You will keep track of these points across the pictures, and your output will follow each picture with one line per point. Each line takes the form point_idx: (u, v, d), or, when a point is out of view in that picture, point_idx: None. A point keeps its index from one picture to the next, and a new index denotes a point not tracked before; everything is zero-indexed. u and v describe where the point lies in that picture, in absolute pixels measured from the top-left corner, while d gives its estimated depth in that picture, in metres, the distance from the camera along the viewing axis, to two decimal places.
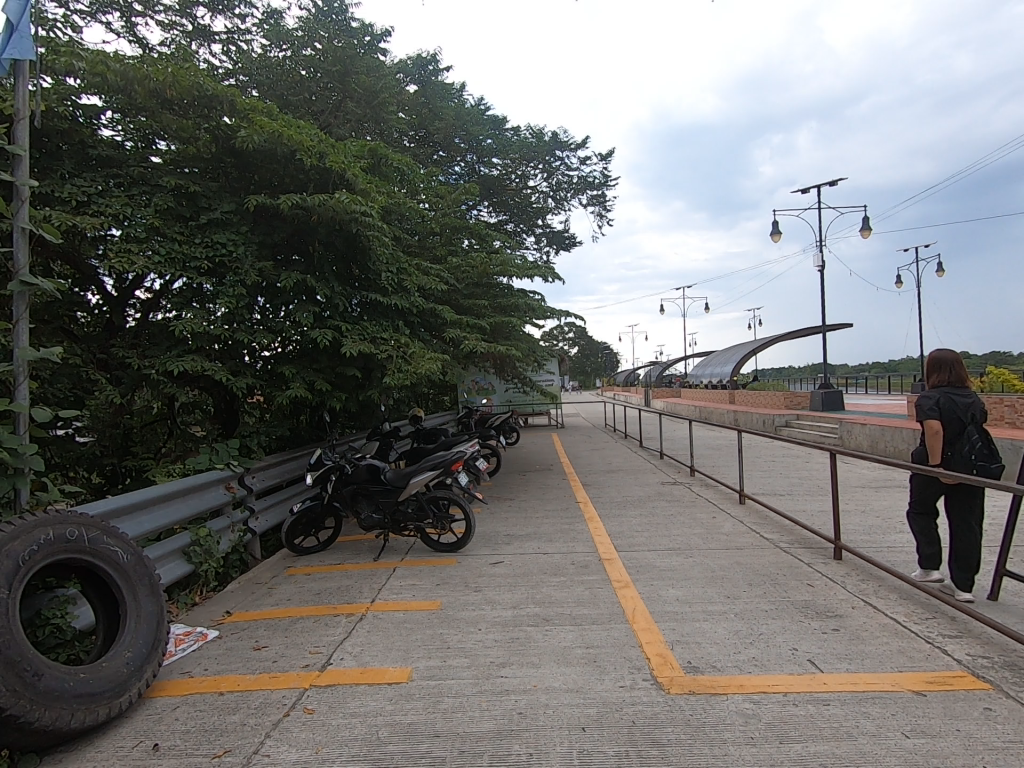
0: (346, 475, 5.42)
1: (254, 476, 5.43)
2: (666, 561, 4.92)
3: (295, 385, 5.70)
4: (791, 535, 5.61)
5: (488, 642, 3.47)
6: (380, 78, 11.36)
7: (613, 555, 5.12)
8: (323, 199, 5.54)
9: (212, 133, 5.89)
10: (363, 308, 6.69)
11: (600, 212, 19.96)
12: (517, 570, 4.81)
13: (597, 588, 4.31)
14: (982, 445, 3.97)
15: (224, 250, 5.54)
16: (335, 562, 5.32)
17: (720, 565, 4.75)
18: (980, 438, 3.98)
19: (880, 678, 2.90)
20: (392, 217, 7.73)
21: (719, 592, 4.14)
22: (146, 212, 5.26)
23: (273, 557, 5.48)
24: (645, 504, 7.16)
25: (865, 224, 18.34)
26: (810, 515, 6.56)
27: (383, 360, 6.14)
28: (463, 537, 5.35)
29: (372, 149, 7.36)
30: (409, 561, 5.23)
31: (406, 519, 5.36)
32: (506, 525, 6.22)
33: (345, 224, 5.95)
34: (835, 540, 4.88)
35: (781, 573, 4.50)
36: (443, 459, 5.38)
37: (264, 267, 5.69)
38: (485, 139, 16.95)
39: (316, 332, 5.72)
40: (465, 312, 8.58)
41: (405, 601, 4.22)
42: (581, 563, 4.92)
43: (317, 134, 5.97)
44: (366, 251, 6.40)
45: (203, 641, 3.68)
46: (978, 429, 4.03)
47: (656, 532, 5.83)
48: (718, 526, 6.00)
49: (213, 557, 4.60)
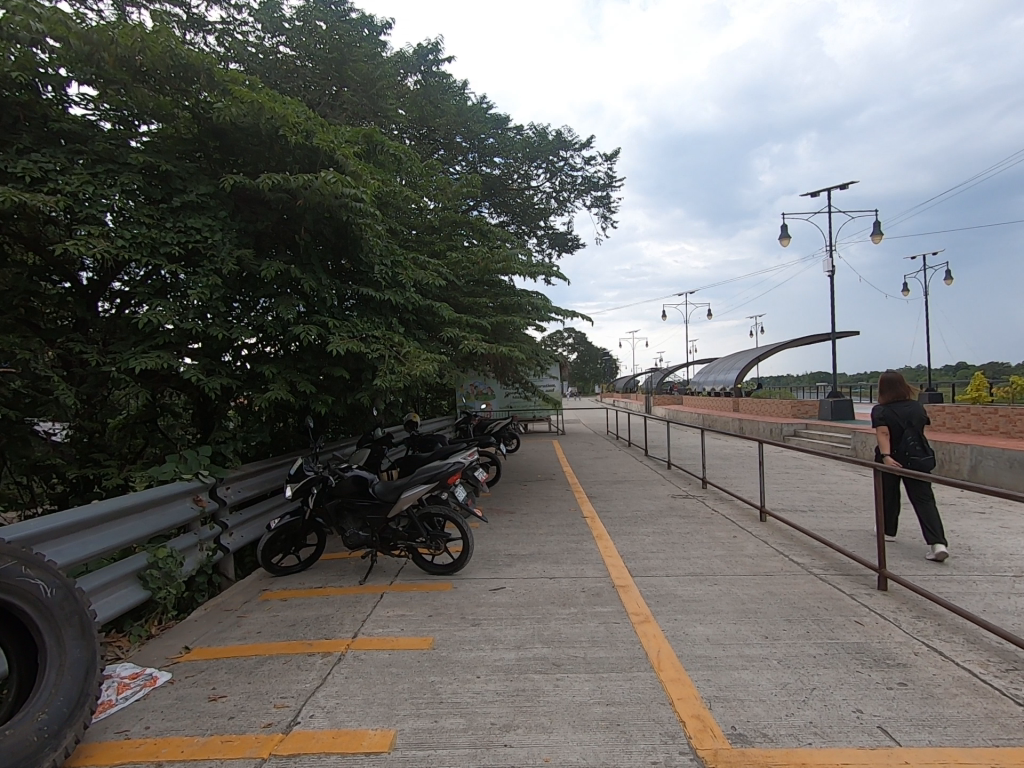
0: (330, 487, 4.85)
1: (226, 487, 4.88)
2: (689, 589, 4.37)
3: (276, 386, 5.13)
4: (824, 559, 5.05)
5: (490, 696, 2.90)
6: (379, 68, 10.85)
7: (628, 581, 4.56)
8: (308, 179, 4.98)
9: (191, 111, 5.39)
10: (354, 305, 6.14)
11: (604, 213, 19.48)
12: (520, 598, 4.25)
13: (614, 624, 3.76)
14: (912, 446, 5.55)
15: (199, 237, 4.97)
16: (317, 586, 4.74)
17: (752, 596, 4.19)
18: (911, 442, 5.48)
19: (974, 757, 2.34)
20: (389, 209, 7.21)
21: (754, 630, 3.58)
22: (113, 191, 4.71)
23: (248, 579, 4.91)
24: (658, 520, 6.60)
25: (876, 229, 17.75)
26: (839, 536, 6.01)
27: (374, 359, 5.58)
28: (460, 559, 4.78)
29: (367, 135, 6.86)
30: (399, 585, 4.66)
31: (397, 539, 4.79)
32: (508, 543, 5.67)
33: (335, 210, 5.41)
34: (879, 567, 4.32)
35: (823, 607, 3.94)
36: (438, 471, 4.79)
37: (244, 255, 5.15)
38: (486, 137, 16.50)
39: (300, 327, 5.17)
40: (466, 311, 8.05)
41: (392, 637, 3.65)
42: (593, 591, 4.36)
43: (305, 110, 5.45)
44: (358, 241, 5.87)
45: (150, 688, 3.13)
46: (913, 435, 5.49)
47: (673, 554, 5.28)
48: (741, 547, 5.44)
49: (174, 582, 4.03)
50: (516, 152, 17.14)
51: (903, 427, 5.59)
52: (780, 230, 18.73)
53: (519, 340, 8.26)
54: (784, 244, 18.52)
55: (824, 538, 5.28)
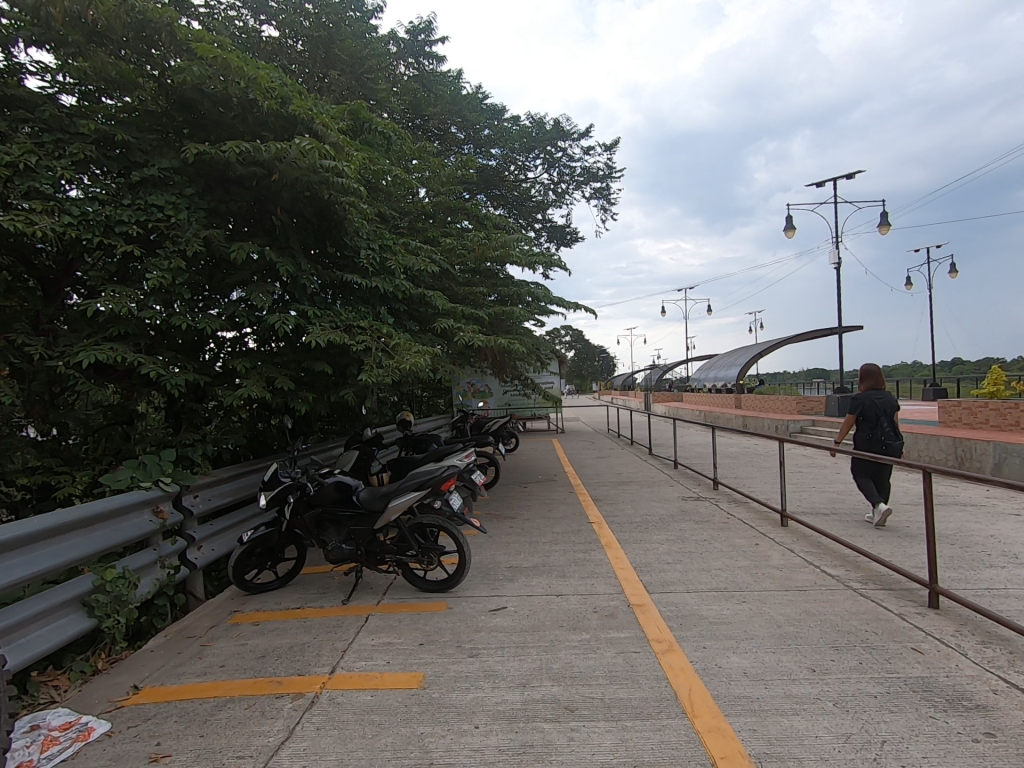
0: (309, 496, 4.32)
1: (192, 495, 4.34)
2: (715, 608, 3.86)
3: (249, 382, 4.57)
4: (860, 571, 4.55)
5: (492, 755, 2.39)
6: (368, 47, 10.25)
7: (645, 598, 4.05)
8: (282, 148, 4.43)
9: (158, 80, 4.86)
10: (339, 294, 5.60)
11: (604, 205, 18.95)
12: (524, 621, 3.73)
13: (633, 654, 3.25)
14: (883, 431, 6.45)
15: (161, 216, 4.43)
16: (295, 606, 4.22)
17: (788, 617, 3.69)
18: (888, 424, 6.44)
19: None
20: (378, 192, 6.69)
21: (799, 663, 3.08)
22: (60, 162, 4.15)
23: (218, 599, 4.38)
24: (671, 526, 6.09)
25: (883, 218, 17.30)
26: (870, 542, 5.52)
27: (359, 352, 5.02)
28: (456, 575, 4.26)
29: (352, 110, 6.33)
30: (387, 605, 4.13)
31: (384, 553, 4.27)
32: (510, 554, 5.16)
33: (315, 187, 4.88)
34: (930, 582, 3.84)
35: (871, 631, 3.44)
36: (431, 476, 4.26)
37: (212, 235, 4.59)
38: (482, 126, 15.96)
39: (275, 316, 4.62)
40: (461, 301, 7.52)
41: (375, 673, 3.13)
42: (606, 612, 3.85)
43: (281, 75, 4.91)
44: (340, 222, 5.33)
45: (82, 742, 2.61)
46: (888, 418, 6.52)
47: (692, 566, 4.76)
48: (766, 557, 4.93)
49: (125, 608, 3.50)
50: (512, 142, 16.61)
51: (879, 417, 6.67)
52: (784, 221, 18.18)
53: (519, 332, 7.73)
54: (789, 237, 18.03)
55: (859, 547, 4.78)
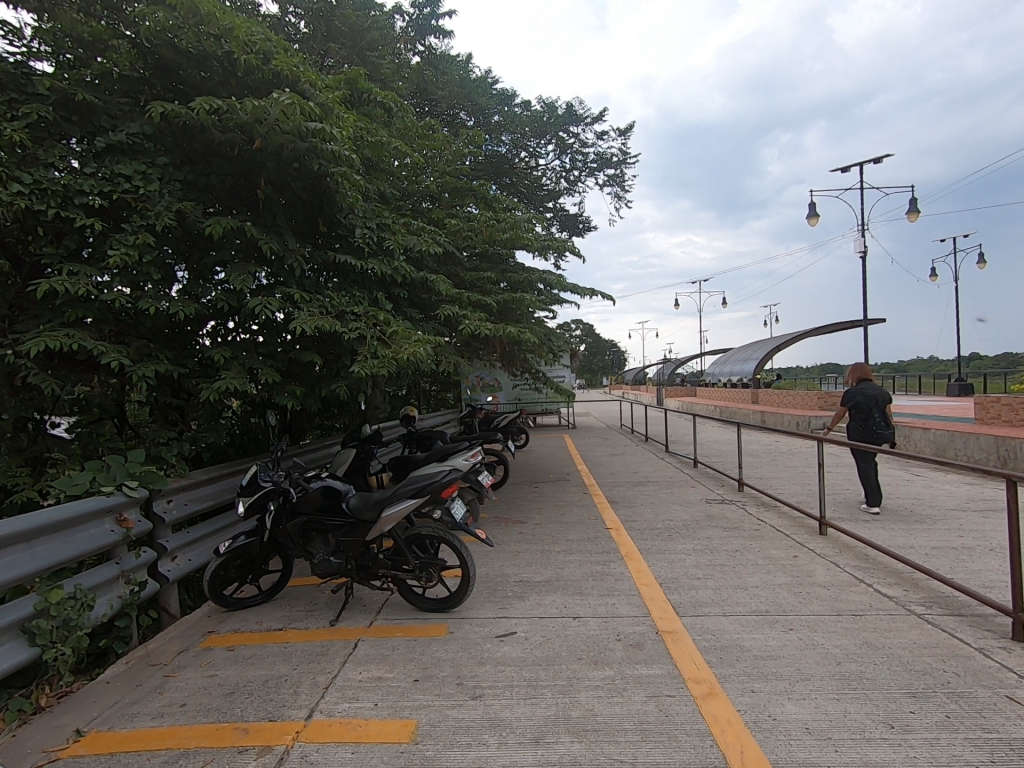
0: (293, 504, 3.82)
1: (163, 500, 3.87)
2: (759, 637, 3.32)
3: (227, 374, 4.07)
4: (920, 592, 3.98)
5: None
6: (371, 22, 9.70)
7: (675, 623, 3.51)
8: (262, 108, 3.91)
9: (133, 39, 4.30)
10: (330, 277, 5.10)
11: (618, 193, 18.30)
12: (537, 652, 3.21)
13: (667, 698, 2.73)
14: (884, 418, 7.14)
15: (129, 187, 3.94)
16: (276, 627, 3.72)
17: (849, 652, 3.13)
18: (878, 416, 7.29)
19: None
20: (377, 169, 6.18)
21: (871, 716, 2.54)
22: (13, 124, 3.67)
23: (192, 617, 3.90)
24: (697, 533, 5.55)
25: (912, 206, 16.45)
26: (923, 554, 4.93)
27: (351, 341, 4.51)
28: (458, 594, 3.74)
29: (349, 78, 5.82)
30: (380, 627, 3.63)
31: (377, 568, 3.76)
32: (521, 565, 4.65)
33: (302, 155, 4.35)
34: (1014, 612, 3.25)
35: (953, 673, 2.88)
36: (430, 482, 3.72)
37: (185, 209, 4.09)
38: (491, 111, 15.37)
39: (257, 300, 4.12)
40: (468, 287, 7.00)
41: (360, 721, 2.62)
42: (631, 640, 3.33)
43: (263, 30, 4.41)
44: (333, 197, 4.81)
45: None
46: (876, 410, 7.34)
47: (726, 582, 4.22)
48: (809, 572, 4.38)
49: (76, 635, 3.01)
50: (523, 128, 15.99)
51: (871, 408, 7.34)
52: (807, 210, 17.40)
53: (530, 321, 7.20)
54: (813, 225, 17.24)
55: (916, 562, 4.21)
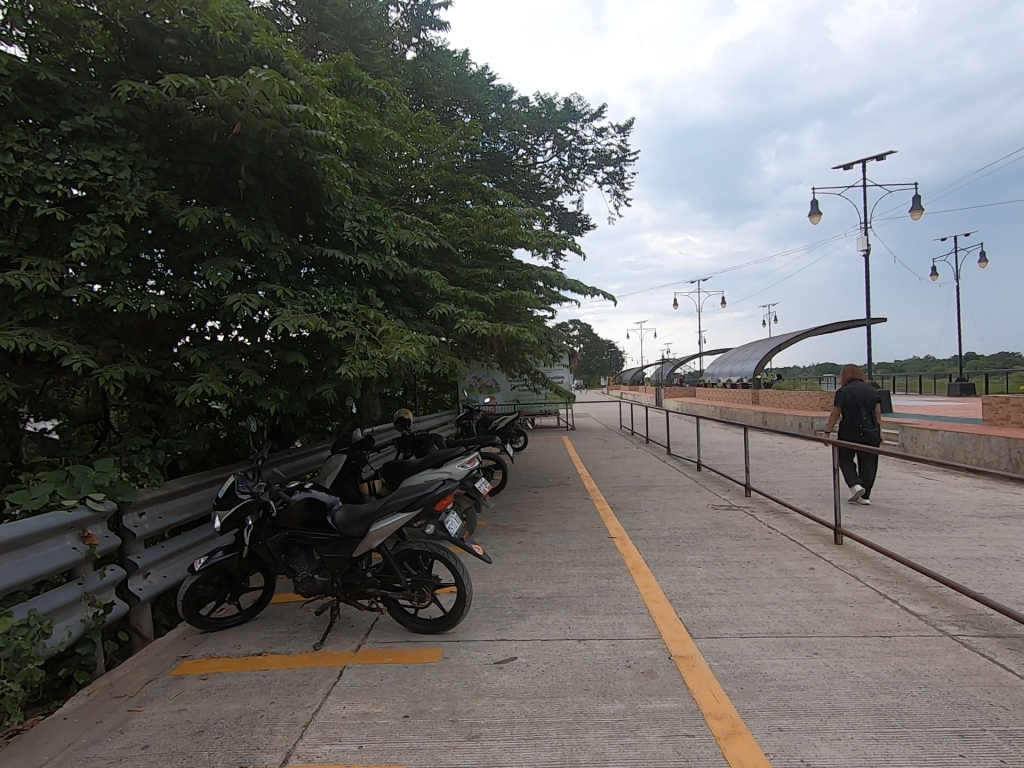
0: (273, 518, 3.53)
1: (133, 514, 3.58)
2: (782, 664, 3.03)
3: (204, 377, 3.78)
4: (950, 609, 3.71)
5: None
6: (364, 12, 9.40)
7: (689, 648, 3.23)
8: (239, 88, 3.60)
9: (105, 20, 3.97)
10: (317, 273, 4.80)
11: (617, 190, 18.03)
12: (539, 682, 2.92)
13: (686, 739, 2.44)
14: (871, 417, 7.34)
15: (96, 174, 3.63)
16: (256, 651, 3.42)
17: (882, 681, 2.85)
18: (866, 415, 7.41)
19: None
20: (369, 160, 5.88)
21: (918, 763, 2.25)
22: None
23: (166, 639, 3.61)
24: (706, 543, 5.27)
25: (915, 204, 16.23)
26: (948, 565, 4.65)
27: (338, 341, 4.22)
28: (453, 615, 3.45)
29: (338, 65, 5.52)
30: (368, 652, 3.33)
31: (365, 586, 3.46)
32: (521, 579, 4.37)
33: (286, 141, 4.06)
34: None
35: (1002, 708, 2.59)
36: (422, 494, 3.42)
37: (159, 198, 3.79)
38: (489, 108, 15.09)
39: (235, 297, 3.81)
40: (464, 284, 6.72)
41: None
42: (642, 667, 3.04)
43: (243, 7, 4.10)
44: (320, 188, 4.52)
45: None
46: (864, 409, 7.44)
47: (741, 599, 3.94)
48: (829, 587, 4.11)
49: (27, 668, 2.70)
50: (520, 124, 15.70)
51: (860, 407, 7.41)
52: (809, 208, 17.16)
53: (528, 320, 6.92)
54: (815, 222, 16.98)
55: (943, 576, 3.93)
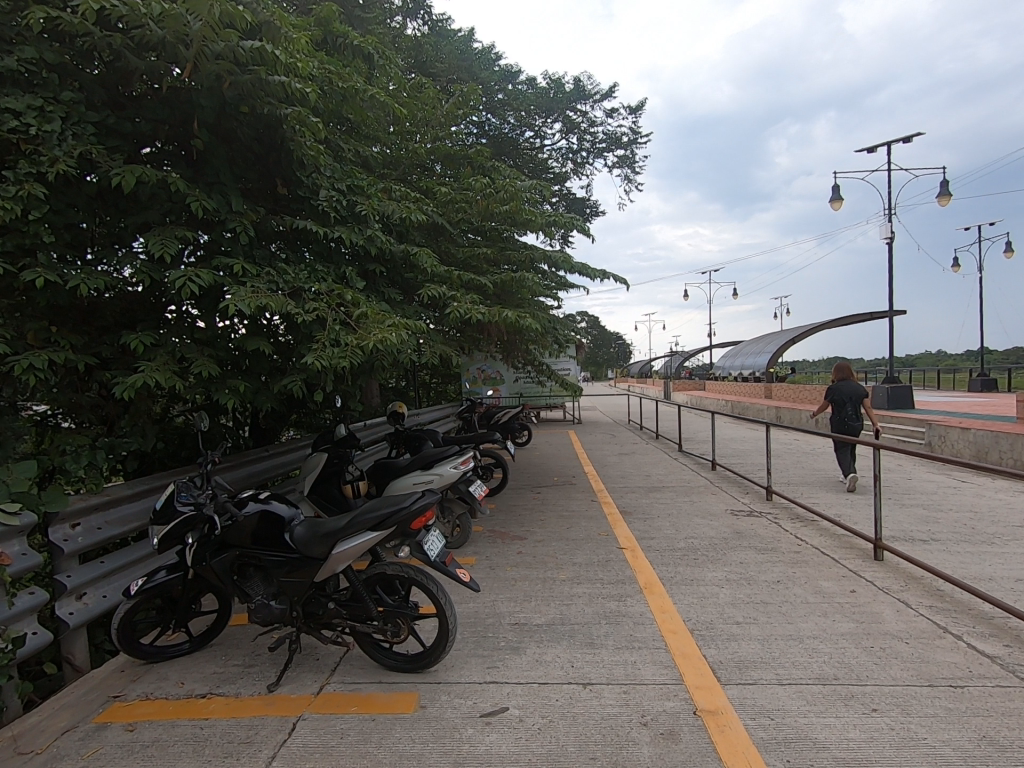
0: (221, 536, 2.97)
1: (64, 527, 3.04)
2: (837, 725, 2.45)
3: (146, 365, 3.23)
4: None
5: None
6: None
7: (720, 700, 2.64)
8: (182, 18, 3.00)
9: None
10: (289, 248, 4.23)
11: (628, 175, 17.30)
12: (535, 745, 2.36)
13: None
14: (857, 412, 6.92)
15: (15, 124, 3.03)
16: (201, 691, 2.88)
17: (967, 754, 2.26)
18: (852, 411, 6.95)
19: None
20: (354, 125, 5.27)
21: None
22: None
23: (103, 671, 3.10)
24: (728, 556, 4.69)
25: (943, 189, 15.41)
26: (1011, 588, 4.03)
27: (308, 325, 3.65)
28: (433, 654, 2.89)
29: (317, 16, 4.89)
30: (331, 696, 2.78)
31: (330, 617, 2.91)
32: (518, 601, 3.82)
33: (246, 89, 3.46)
34: None
35: None
36: (396, 509, 2.84)
37: (91, 151, 3.20)
38: (495, 87, 14.36)
39: (180, 272, 3.23)
40: (459, 266, 6.14)
41: None
42: (663, 727, 2.46)
43: None
44: (290, 149, 3.94)
45: None
46: (853, 404, 6.94)
47: (774, 630, 3.35)
48: (877, 617, 3.51)
49: None
50: (527, 105, 15.00)
51: (846, 403, 6.95)
52: (830, 194, 16.36)
53: (531, 306, 6.32)
54: (835, 209, 16.20)
55: (1017, 608, 3.32)
